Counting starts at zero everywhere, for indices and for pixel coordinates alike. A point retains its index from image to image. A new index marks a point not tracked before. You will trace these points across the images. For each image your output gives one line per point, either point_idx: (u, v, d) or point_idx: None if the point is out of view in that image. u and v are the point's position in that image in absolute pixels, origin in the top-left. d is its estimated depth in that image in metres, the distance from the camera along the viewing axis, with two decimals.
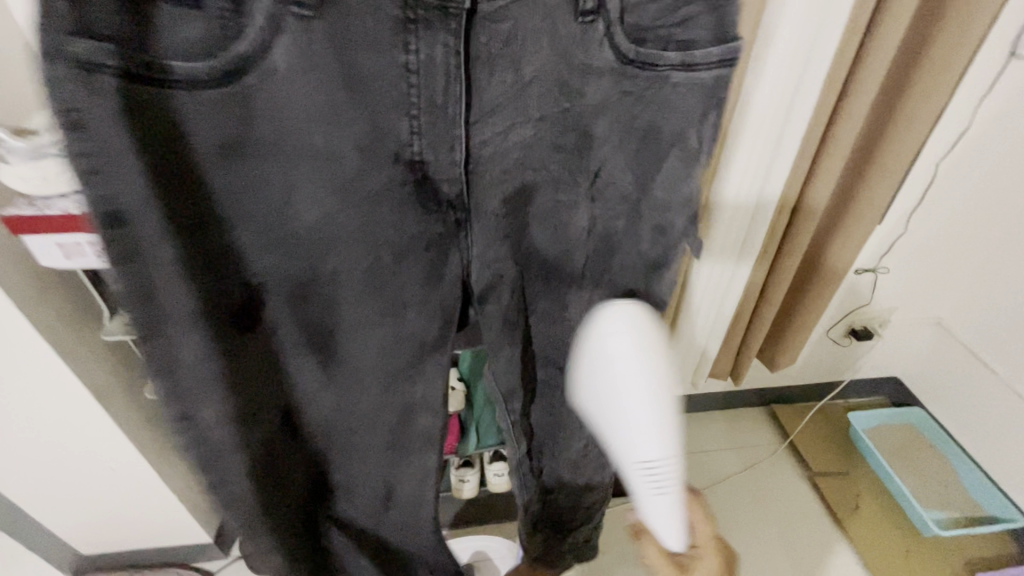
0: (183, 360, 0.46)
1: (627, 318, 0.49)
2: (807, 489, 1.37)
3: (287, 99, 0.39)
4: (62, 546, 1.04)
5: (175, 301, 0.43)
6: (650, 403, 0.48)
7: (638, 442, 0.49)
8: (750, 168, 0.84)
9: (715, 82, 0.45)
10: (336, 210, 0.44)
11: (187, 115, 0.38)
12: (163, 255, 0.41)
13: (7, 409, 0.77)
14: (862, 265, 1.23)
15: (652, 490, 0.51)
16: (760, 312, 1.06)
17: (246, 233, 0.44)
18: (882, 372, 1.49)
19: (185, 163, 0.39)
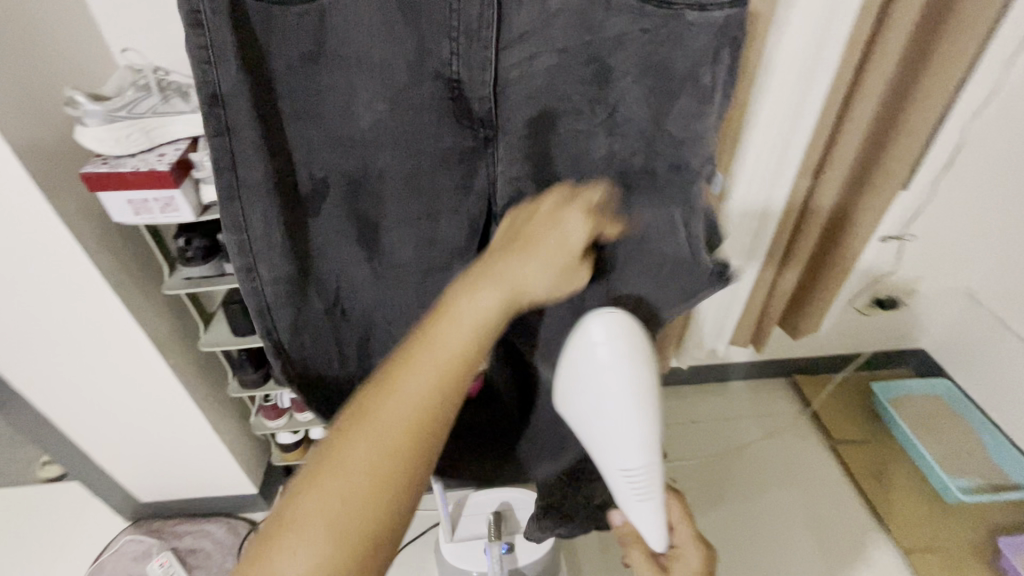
0: (255, 230, 0.47)
1: (611, 326, 0.46)
2: (829, 456, 1.39)
3: (354, 18, 0.42)
4: (126, 493, 1.15)
5: (254, 172, 0.45)
6: (631, 411, 0.46)
7: (620, 446, 0.47)
8: (774, 121, 0.86)
9: (727, 23, 0.44)
10: (386, 116, 0.46)
11: (275, 22, 0.42)
12: (247, 134, 0.43)
13: (83, 358, 0.86)
14: (887, 233, 1.23)
15: (634, 497, 0.50)
16: (783, 277, 1.08)
17: (313, 129, 0.46)
18: (908, 343, 1.48)
19: (267, 60, 0.43)
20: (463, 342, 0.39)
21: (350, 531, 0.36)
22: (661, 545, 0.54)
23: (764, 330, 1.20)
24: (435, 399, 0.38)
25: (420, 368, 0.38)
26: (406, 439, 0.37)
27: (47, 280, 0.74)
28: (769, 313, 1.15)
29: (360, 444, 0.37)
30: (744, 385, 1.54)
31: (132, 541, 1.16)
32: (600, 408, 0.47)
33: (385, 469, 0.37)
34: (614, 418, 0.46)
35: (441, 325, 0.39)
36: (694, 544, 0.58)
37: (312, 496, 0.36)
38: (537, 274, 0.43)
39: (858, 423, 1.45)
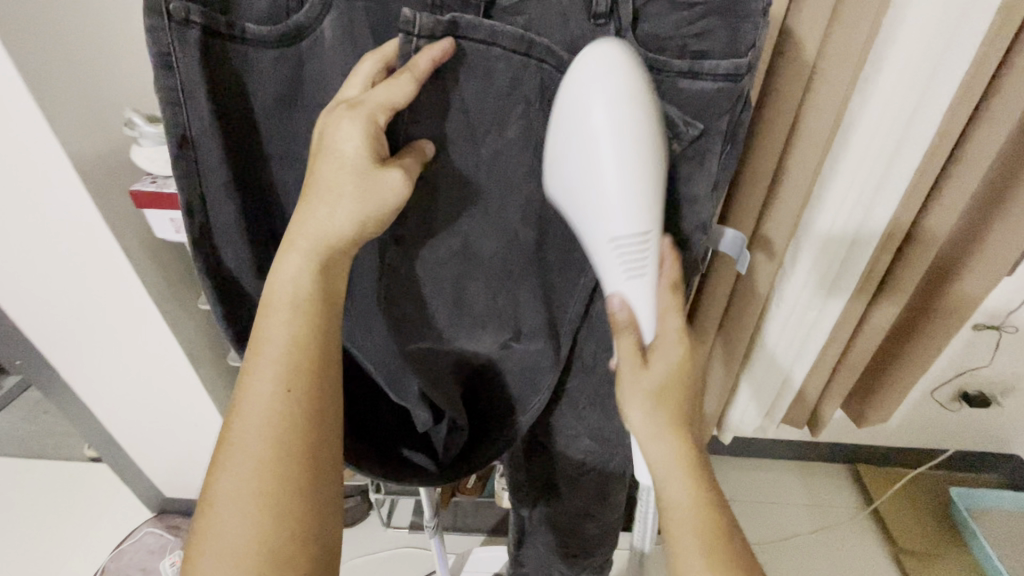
0: (231, 272, 0.46)
1: (614, 61, 0.39)
2: (892, 567, 1.22)
3: (329, 64, 0.41)
4: (153, 485, 1.19)
5: (225, 216, 0.44)
6: (622, 161, 0.40)
7: (607, 206, 0.41)
8: (850, 197, 0.75)
9: (721, 96, 0.42)
10: None
11: (250, 67, 0.39)
12: (217, 176, 0.42)
13: (120, 360, 0.90)
14: (984, 321, 1.07)
15: (621, 272, 0.43)
16: (851, 357, 0.97)
17: (285, 170, 0.45)
18: (999, 447, 1.29)
19: (244, 106, 0.41)
20: (302, 290, 0.41)
21: (277, 442, 0.39)
22: (649, 334, 0.45)
23: (823, 413, 1.08)
24: (300, 337, 0.41)
25: (278, 312, 0.41)
26: (284, 378, 0.40)
27: (97, 287, 0.78)
28: (829, 395, 1.05)
29: (251, 393, 0.40)
30: (796, 466, 1.39)
31: (151, 534, 1.20)
32: (590, 170, 0.40)
33: (278, 410, 0.40)
34: (604, 166, 0.40)
35: (274, 283, 0.41)
36: (678, 337, 0.45)
37: (227, 454, 0.40)
38: (332, 206, 0.41)
39: (932, 532, 1.25)
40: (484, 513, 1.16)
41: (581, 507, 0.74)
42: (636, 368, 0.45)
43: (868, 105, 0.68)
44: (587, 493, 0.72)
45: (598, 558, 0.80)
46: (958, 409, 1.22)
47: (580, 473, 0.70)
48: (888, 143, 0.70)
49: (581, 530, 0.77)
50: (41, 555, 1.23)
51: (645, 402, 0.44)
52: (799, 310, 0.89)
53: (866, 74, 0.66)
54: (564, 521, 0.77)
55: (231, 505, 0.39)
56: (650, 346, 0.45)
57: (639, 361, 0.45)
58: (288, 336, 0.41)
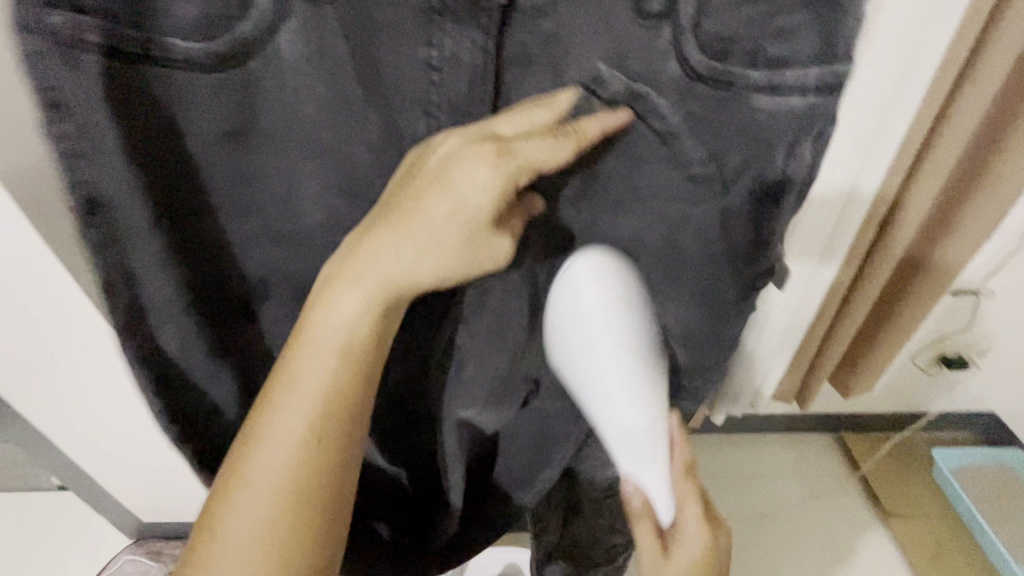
0: (171, 350, 0.38)
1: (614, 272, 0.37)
2: (878, 529, 1.25)
3: (294, 94, 0.32)
4: (125, 514, 1.12)
5: (159, 287, 0.35)
6: (627, 379, 0.38)
7: (614, 413, 0.39)
8: (843, 160, 0.68)
9: (810, 116, 0.33)
10: (342, 210, 0.38)
11: (181, 100, 0.31)
12: (143, 242, 0.34)
13: (70, 395, 0.82)
14: (965, 287, 1.07)
15: (632, 463, 0.43)
16: (838, 333, 0.96)
17: (241, 229, 0.36)
18: (973, 404, 1.32)
19: (178, 151, 0.33)
20: (336, 377, 0.36)
21: (301, 473, 0.37)
22: (667, 517, 0.46)
23: (812, 390, 1.08)
24: (319, 423, 0.37)
25: (299, 390, 0.36)
26: (298, 461, 0.37)
27: (28, 322, 0.69)
28: (817, 372, 1.04)
29: (256, 468, 0.37)
30: (784, 437, 1.40)
31: (128, 563, 1.13)
32: (594, 370, 0.38)
33: (286, 489, 0.37)
34: (609, 383, 0.38)
35: (301, 357, 0.36)
36: (699, 526, 0.46)
37: (250, 464, 0.37)
38: (422, 253, 0.34)
39: (915, 493, 1.29)
40: None
41: (606, 525, 0.67)
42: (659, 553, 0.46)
43: (855, 85, 0.62)
44: (602, 522, 0.67)
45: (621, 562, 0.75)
46: (937, 373, 1.23)
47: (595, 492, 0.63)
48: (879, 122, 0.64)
49: (603, 543, 0.71)
50: None
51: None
52: (791, 293, 0.86)
53: (851, 49, 0.59)
54: (584, 538, 0.71)
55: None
56: (670, 530, 0.46)
57: (661, 551, 0.46)
58: (303, 420, 0.36)
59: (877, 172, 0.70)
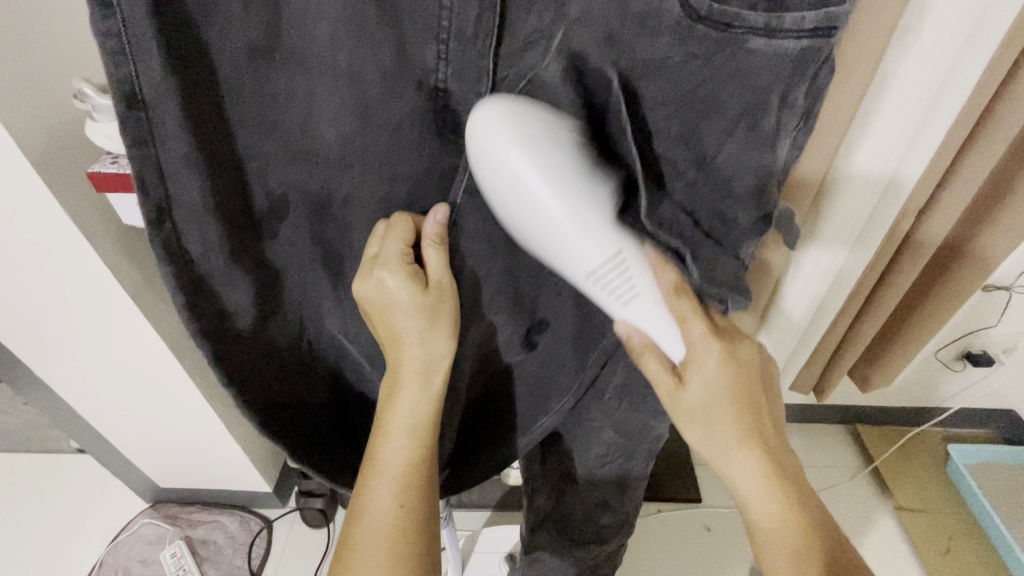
0: (199, 258, 0.37)
1: (511, 122, 0.33)
2: (890, 523, 1.23)
3: (319, 9, 0.32)
4: (147, 477, 1.16)
5: (188, 192, 0.34)
6: (568, 210, 0.35)
7: (574, 252, 0.36)
8: (889, 139, 0.67)
9: (804, 59, 0.34)
10: (356, 133, 0.36)
11: (214, 10, 0.31)
12: (177, 144, 0.33)
13: (97, 353, 0.85)
14: (994, 282, 1.05)
15: (616, 303, 0.39)
16: (860, 326, 0.95)
17: (263, 142, 0.36)
18: (997, 404, 1.30)
19: (206, 60, 0.32)
20: (430, 363, 0.43)
21: (412, 480, 0.44)
22: (676, 353, 0.43)
23: (830, 378, 1.07)
24: (431, 403, 0.44)
25: (409, 382, 0.43)
26: (419, 436, 0.44)
27: (57, 275, 0.71)
28: (837, 364, 1.03)
29: (387, 451, 0.44)
30: (798, 429, 1.39)
31: (148, 525, 1.18)
32: (541, 216, 0.35)
33: (412, 460, 0.44)
34: (558, 213, 0.35)
35: (401, 357, 0.43)
36: (706, 341, 0.42)
37: (370, 489, 0.43)
38: (424, 321, 0.41)
39: (930, 489, 1.27)
40: (489, 490, 1.15)
41: (598, 496, 0.67)
42: (672, 389, 0.45)
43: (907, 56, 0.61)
44: (591, 496, 0.67)
45: (612, 543, 0.74)
46: (960, 369, 1.21)
47: (597, 472, 0.65)
48: (921, 90, 0.63)
49: (594, 519, 0.70)
50: (31, 549, 1.19)
51: (697, 420, 0.45)
52: (816, 282, 0.84)
53: (908, 25, 0.58)
54: (577, 513, 0.70)
55: None
56: (681, 363, 0.44)
57: (672, 381, 0.45)
58: (417, 406, 0.43)
59: (922, 159, 0.68)
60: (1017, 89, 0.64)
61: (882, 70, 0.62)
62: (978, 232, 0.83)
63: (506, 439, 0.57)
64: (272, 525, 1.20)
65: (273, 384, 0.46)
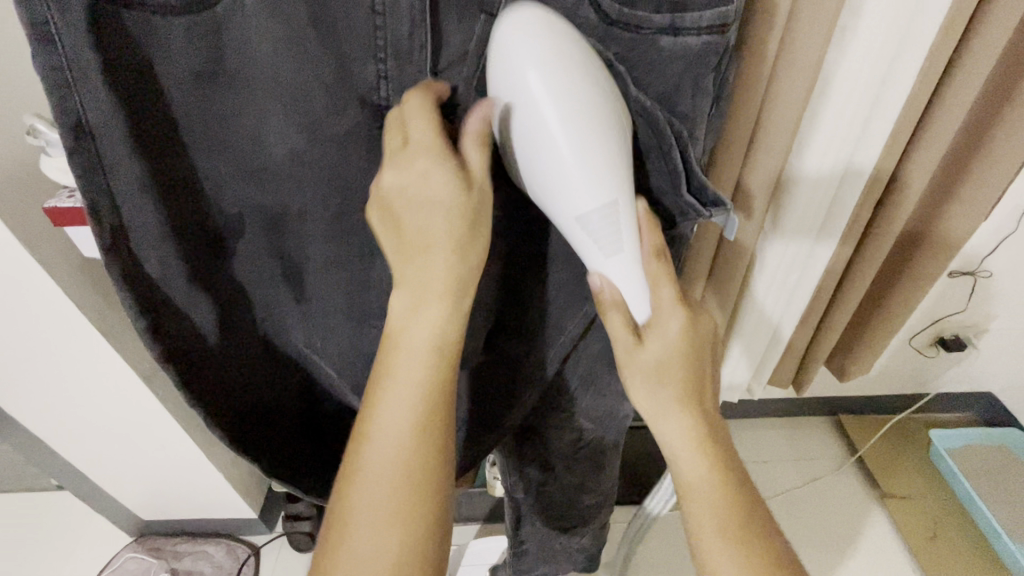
0: (156, 278, 0.38)
1: (538, 36, 0.32)
2: (877, 511, 1.25)
3: (258, 33, 0.33)
4: (128, 511, 1.13)
5: (142, 215, 0.35)
6: (576, 148, 0.34)
7: (571, 190, 0.35)
8: (839, 133, 0.71)
9: (706, 52, 0.36)
10: (305, 149, 0.36)
11: (157, 39, 0.31)
12: (128, 170, 0.34)
13: (66, 388, 0.84)
14: (958, 268, 1.08)
15: (597, 251, 0.38)
16: (831, 315, 0.97)
17: (216, 164, 0.36)
18: (972, 387, 1.33)
19: (154, 89, 0.33)
20: (464, 273, 0.36)
21: (422, 432, 0.37)
22: (642, 314, 0.41)
23: (807, 371, 1.09)
24: (456, 323, 0.37)
25: (433, 299, 0.36)
26: (421, 412, 0.37)
27: (22, 311, 0.70)
28: (813, 354, 1.05)
29: (379, 436, 0.37)
30: (783, 423, 1.41)
31: (132, 559, 1.15)
32: (547, 145, 0.34)
33: (412, 447, 0.36)
34: (564, 149, 0.34)
35: (427, 268, 0.35)
36: (674, 306, 0.41)
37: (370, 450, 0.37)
38: (459, 224, 0.35)
39: (913, 474, 1.29)
40: (477, 502, 1.14)
41: (575, 479, 0.67)
42: (630, 347, 0.42)
43: (844, 56, 0.65)
44: (570, 478, 0.67)
45: (598, 520, 0.75)
46: (934, 355, 1.24)
47: (575, 458, 0.64)
48: (868, 83, 0.66)
49: (577, 500, 0.70)
50: None
51: (647, 381, 0.43)
52: (782, 273, 0.88)
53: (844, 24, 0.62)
54: (557, 499, 0.70)
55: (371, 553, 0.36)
56: (644, 324, 0.42)
57: (633, 339, 0.42)
58: (439, 328, 0.36)
59: (872, 148, 0.72)
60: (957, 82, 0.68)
61: (824, 67, 0.66)
62: (936, 219, 0.86)
63: (478, 435, 0.57)
64: (259, 552, 1.19)
65: (242, 396, 0.47)
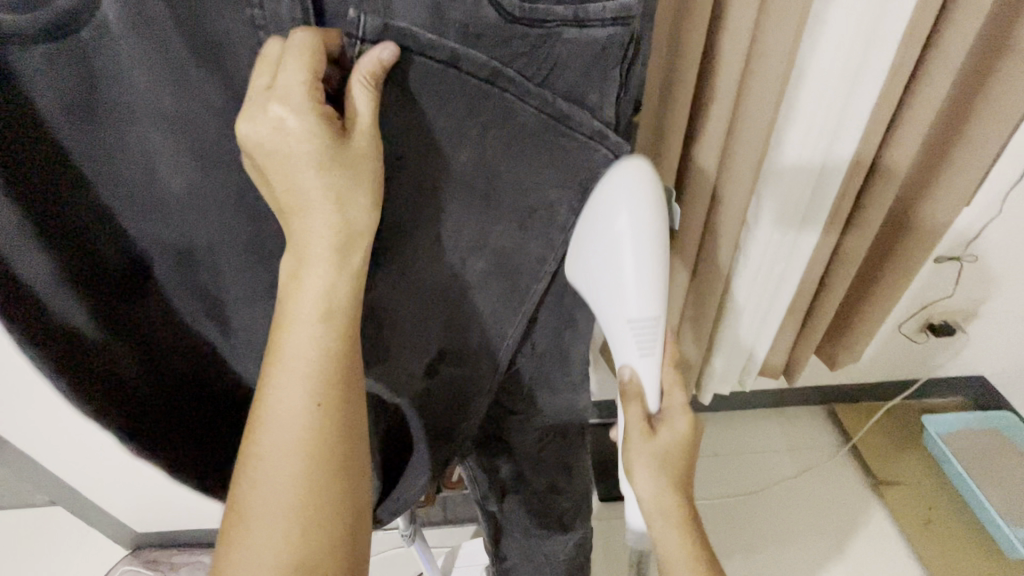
0: (58, 324, 0.37)
1: (636, 186, 0.39)
2: (872, 499, 1.24)
3: (130, 61, 0.32)
4: (120, 523, 1.14)
5: (33, 262, 0.35)
6: (640, 276, 0.42)
7: (626, 300, 0.43)
8: (817, 124, 0.70)
9: (611, 44, 0.36)
10: (203, 178, 0.36)
11: (23, 76, 0.31)
12: (9, 216, 0.33)
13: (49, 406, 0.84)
14: (945, 253, 1.06)
15: (635, 352, 0.45)
16: (818, 305, 0.96)
17: (112, 199, 0.36)
18: (965, 371, 1.32)
19: (28, 130, 0.32)
20: (352, 233, 0.36)
21: (319, 408, 0.36)
22: (655, 404, 0.48)
23: (795, 361, 1.08)
24: (350, 280, 0.37)
25: (320, 257, 0.35)
26: (316, 389, 0.36)
27: None
28: (800, 344, 1.04)
29: (277, 402, 0.36)
30: (777, 413, 1.40)
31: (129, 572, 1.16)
32: (614, 266, 0.42)
33: (312, 427, 0.36)
34: (626, 271, 0.42)
35: (306, 226, 0.35)
36: (684, 410, 0.49)
37: (267, 422, 0.36)
38: (337, 181, 0.34)
39: (909, 461, 1.27)
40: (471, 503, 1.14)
41: (547, 482, 0.68)
42: (643, 434, 0.48)
43: (818, 46, 0.64)
44: (541, 483, 0.68)
45: (579, 527, 0.75)
46: (923, 341, 1.23)
47: (541, 461, 0.65)
48: (847, 73, 0.66)
49: (551, 505, 0.70)
50: None
51: (653, 466, 0.49)
52: (768, 266, 0.87)
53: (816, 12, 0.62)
54: (535, 504, 0.70)
55: (268, 539, 0.35)
56: (658, 417, 0.49)
57: (647, 430, 0.49)
58: (330, 287, 0.36)
59: (850, 138, 0.72)
60: (927, 68, 0.67)
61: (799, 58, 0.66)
62: (917, 205, 0.85)
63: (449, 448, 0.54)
64: None
65: (183, 442, 0.45)
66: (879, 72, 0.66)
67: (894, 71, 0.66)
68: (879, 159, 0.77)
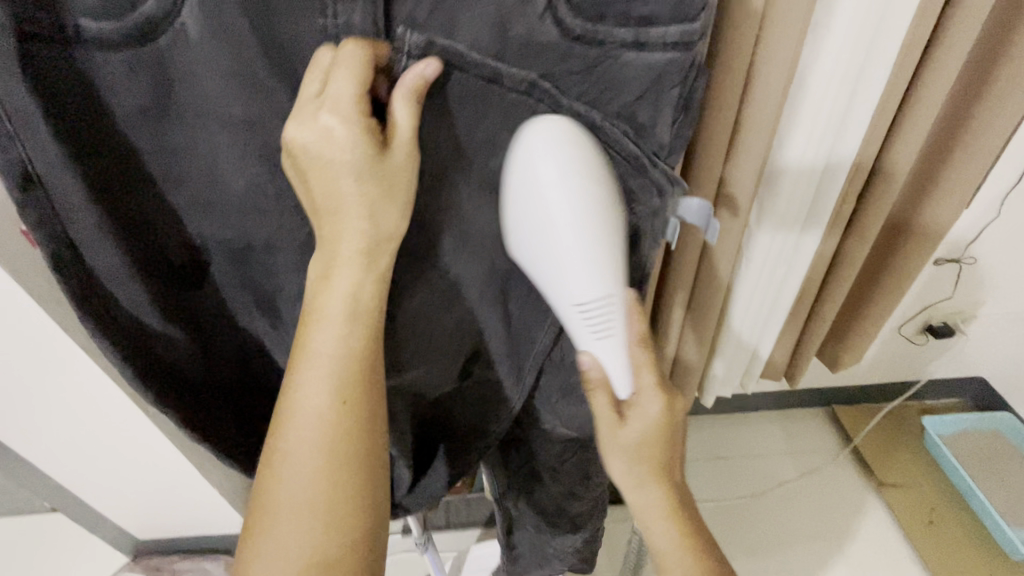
0: (122, 308, 0.40)
1: (555, 147, 0.36)
2: (874, 500, 1.25)
3: (201, 66, 0.33)
4: (122, 530, 1.12)
5: (102, 253, 0.37)
6: (579, 243, 0.38)
7: (573, 276, 0.39)
8: (818, 127, 0.71)
9: (669, 68, 0.36)
10: (264, 181, 0.37)
11: (102, 80, 0.32)
12: (83, 211, 0.35)
13: (53, 412, 0.83)
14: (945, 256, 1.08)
15: (589, 335, 0.42)
16: (821, 308, 0.97)
17: (179, 198, 0.38)
18: (962, 373, 1.34)
19: (103, 132, 0.34)
20: (379, 240, 0.35)
21: (343, 404, 0.36)
22: (623, 391, 0.45)
23: (799, 364, 1.09)
24: (377, 286, 0.37)
25: (348, 261, 0.35)
26: (339, 388, 0.36)
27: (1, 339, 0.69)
28: (804, 347, 1.05)
29: (301, 398, 0.36)
30: (778, 415, 1.41)
31: None
32: (550, 239, 0.38)
33: (334, 424, 0.36)
34: (564, 241, 0.38)
35: (339, 229, 0.35)
36: (653, 392, 0.44)
37: (289, 417, 0.36)
38: (372, 190, 0.34)
39: (909, 462, 1.29)
40: (477, 506, 1.14)
41: (563, 489, 0.67)
42: (612, 425, 0.45)
43: (821, 52, 0.65)
44: (558, 489, 0.67)
45: (591, 531, 0.75)
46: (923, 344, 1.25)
47: (561, 467, 0.64)
48: (848, 78, 0.66)
49: (566, 511, 0.70)
50: None
51: (623, 456, 0.46)
52: (772, 268, 0.87)
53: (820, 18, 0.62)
54: (550, 509, 0.70)
55: (290, 534, 0.35)
56: (625, 403, 0.45)
57: (615, 418, 0.45)
58: (356, 288, 0.36)
59: (852, 141, 0.73)
60: (930, 74, 0.68)
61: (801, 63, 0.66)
62: (919, 210, 0.87)
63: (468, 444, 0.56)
64: None
65: (232, 413, 0.49)
66: (879, 79, 0.67)
67: (900, 78, 0.68)
68: (879, 162, 0.78)
